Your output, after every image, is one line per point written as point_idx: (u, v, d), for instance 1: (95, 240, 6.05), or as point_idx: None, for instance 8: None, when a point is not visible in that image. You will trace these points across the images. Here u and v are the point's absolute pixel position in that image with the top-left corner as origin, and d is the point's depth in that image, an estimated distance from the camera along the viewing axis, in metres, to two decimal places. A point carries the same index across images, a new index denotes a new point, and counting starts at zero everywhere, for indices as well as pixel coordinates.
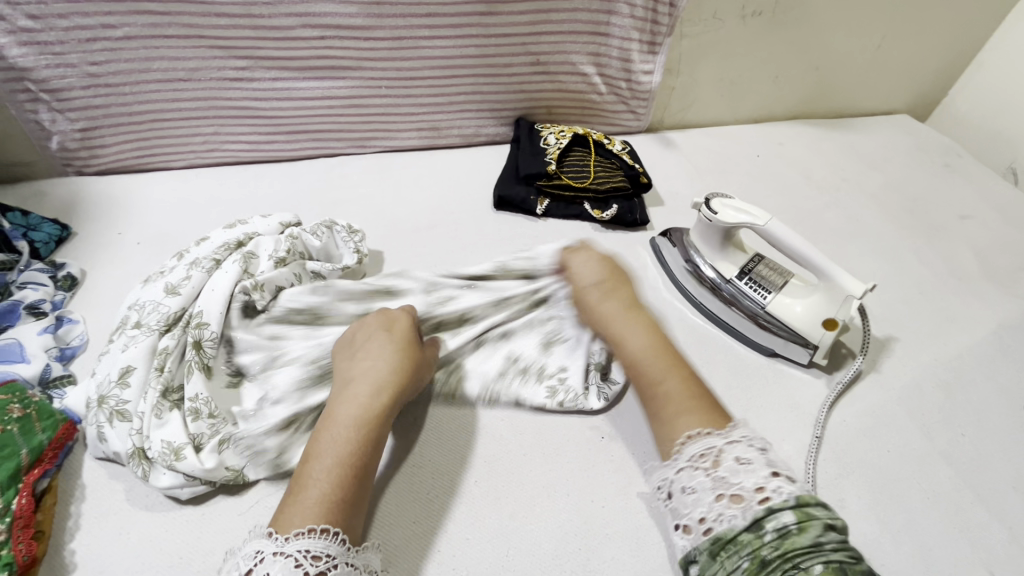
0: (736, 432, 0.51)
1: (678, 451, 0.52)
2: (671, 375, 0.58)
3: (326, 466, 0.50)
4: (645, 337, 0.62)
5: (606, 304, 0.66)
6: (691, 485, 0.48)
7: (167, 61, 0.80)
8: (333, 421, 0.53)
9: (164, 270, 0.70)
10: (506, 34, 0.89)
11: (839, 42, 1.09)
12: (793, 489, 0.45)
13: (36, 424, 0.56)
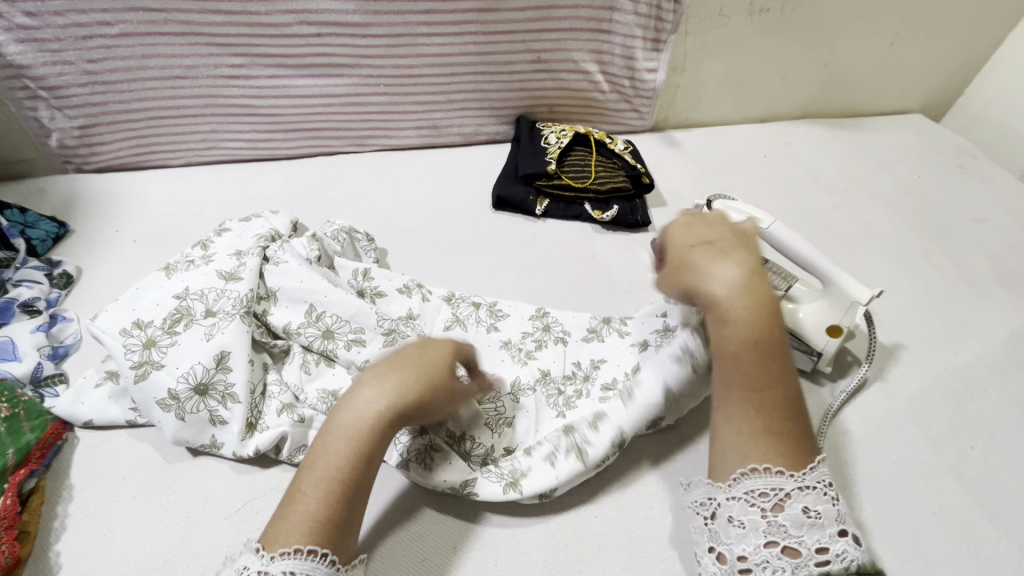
0: (811, 478, 0.45)
1: (735, 479, 0.46)
2: (768, 386, 0.48)
3: (326, 486, 0.44)
4: (759, 330, 0.48)
5: (725, 274, 0.50)
6: (741, 520, 0.45)
7: (164, 58, 0.80)
8: (332, 432, 0.46)
9: (192, 259, 0.66)
10: (506, 32, 0.87)
11: (850, 40, 1.06)
12: (858, 556, 0.43)
13: (24, 423, 0.56)
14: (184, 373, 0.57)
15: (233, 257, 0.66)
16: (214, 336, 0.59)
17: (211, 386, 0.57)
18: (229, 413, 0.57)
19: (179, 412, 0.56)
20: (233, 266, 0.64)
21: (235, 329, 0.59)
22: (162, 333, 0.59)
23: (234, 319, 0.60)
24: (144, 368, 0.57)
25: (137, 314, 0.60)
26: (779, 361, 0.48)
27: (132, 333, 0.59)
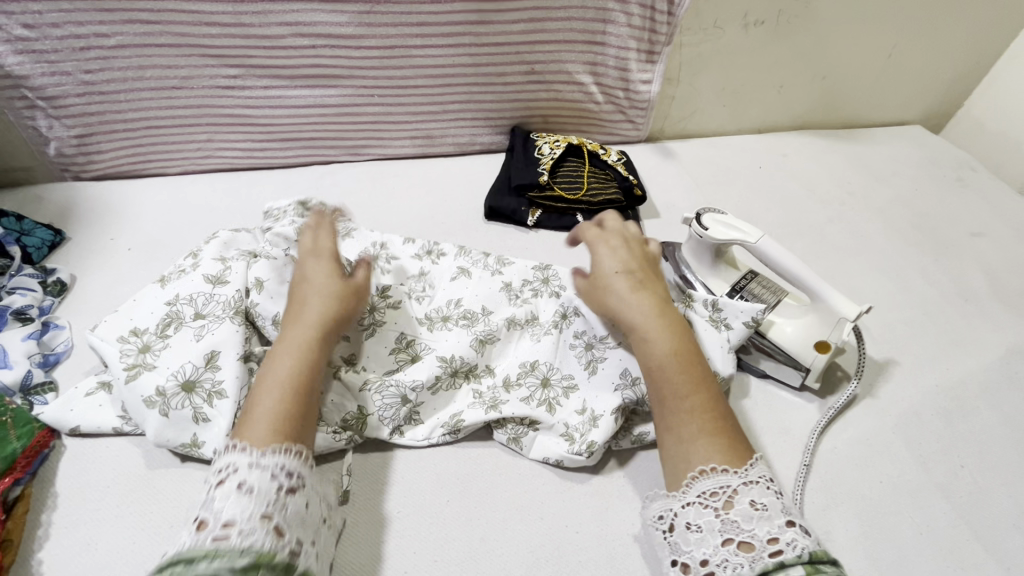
0: (753, 473, 0.47)
1: (688, 484, 0.48)
2: (692, 392, 0.53)
3: (279, 386, 0.51)
4: (673, 341, 0.56)
5: (633, 295, 0.59)
6: (697, 523, 0.46)
7: (159, 69, 0.81)
8: (276, 361, 0.53)
9: (183, 269, 0.67)
10: (500, 43, 0.88)
11: (847, 51, 1.05)
12: (807, 543, 0.43)
13: (11, 431, 0.57)
14: (174, 371, 0.58)
15: (219, 263, 0.67)
16: (204, 338, 0.60)
17: (199, 384, 0.58)
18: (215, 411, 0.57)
19: (165, 408, 0.57)
20: (218, 271, 0.66)
21: (223, 331, 0.60)
22: (156, 338, 0.60)
23: (224, 322, 0.61)
24: (136, 370, 0.58)
25: (131, 321, 0.62)
26: (700, 366, 0.55)
27: (128, 339, 0.60)
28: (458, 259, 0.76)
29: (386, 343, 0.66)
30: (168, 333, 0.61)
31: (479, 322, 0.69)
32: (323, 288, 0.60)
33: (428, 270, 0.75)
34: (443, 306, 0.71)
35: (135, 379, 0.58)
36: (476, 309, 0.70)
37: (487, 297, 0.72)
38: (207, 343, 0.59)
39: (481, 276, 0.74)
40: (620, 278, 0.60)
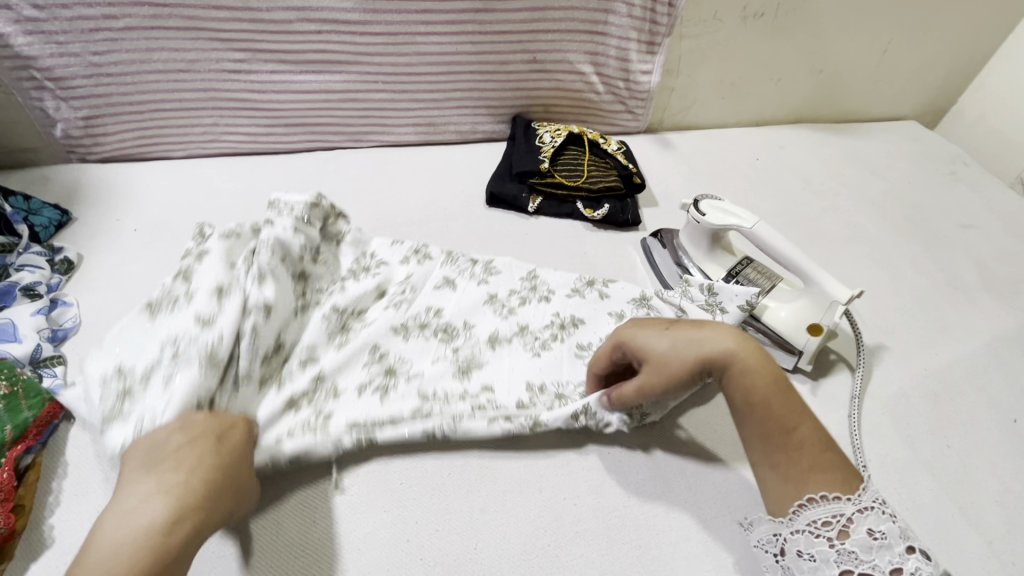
0: (865, 497, 0.47)
1: (793, 513, 0.48)
2: (798, 427, 0.50)
3: (108, 557, 0.40)
4: (767, 377, 0.51)
5: (718, 350, 0.51)
6: (809, 552, 0.46)
7: (166, 52, 0.82)
8: (120, 507, 0.44)
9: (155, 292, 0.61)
10: (503, 32, 0.89)
11: (844, 46, 1.07)
12: (933, 572, 0.42)
13: (22, 401, 0.58)
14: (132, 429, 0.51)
15: (212, 297, 0.59)
16: (169, 388, 0.53)
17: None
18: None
19: None
20: (211, 309, 0.58)
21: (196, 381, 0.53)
22: (137, 381, 0.54)
23: (195, 370, 0.53)
24: (111, 419, 0.53)
25: (114, 358, 0.56)
26: (791, 394, 0.52)
27: (109, 381, 0.55)
28: (444, 268, 0.75)
29: (360, 356, 0.65)
30: (143, 376, 0.55)
31: (457, 336, 0.68)
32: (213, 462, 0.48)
33: (413, 272, 0.74)
34: (420, 314, 0.70)
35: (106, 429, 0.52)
36: (455, 323, 0.70)
37: (468, 311, 0.71)
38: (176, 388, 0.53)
39: (467, 286, 0.74)
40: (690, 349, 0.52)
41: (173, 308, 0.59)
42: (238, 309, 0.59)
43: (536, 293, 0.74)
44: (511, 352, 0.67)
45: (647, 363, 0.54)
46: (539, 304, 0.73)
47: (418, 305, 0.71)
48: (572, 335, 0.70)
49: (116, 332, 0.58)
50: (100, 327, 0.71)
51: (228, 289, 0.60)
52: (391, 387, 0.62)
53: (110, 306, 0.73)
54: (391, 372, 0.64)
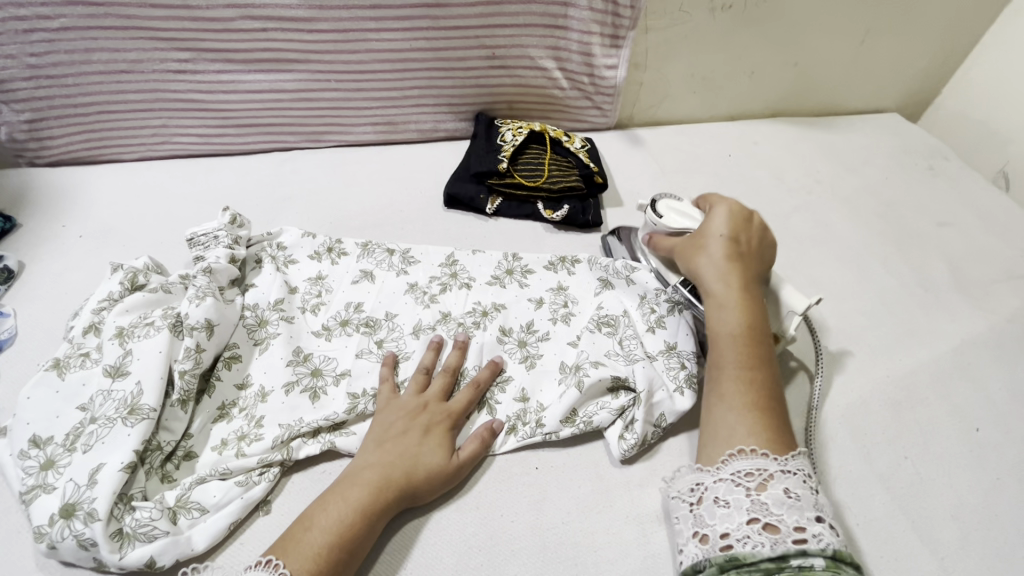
0: (792, 463, 0.51)
1: (722, 461, 0.52)
2: (755, 366, 0.58)
3: (322, 542, 0.49)
4: (744, 317, 0.61)
5: (726, 264, 0.64)
6: (726, 499, 0.49)
7: (107, 53, 0.79)
8: (337, 487, 0.54)
9: (75, 350, 0.61)
10: (458, 27, 0.86)
11: (819, 37, 1.03)
12: (833, 540, 0.45)
13: None
14: (60, 493, 0.52)
15: (117, 345, 0.59)
16: (94, 448, 0.53)
17: (79, 505, 0.50)
18: (98, 537, 0.49)
19: (52, 541, 0.50)
20: (119, 359, 0.59)
21: (116, 436, 0.53)
22: (61, 451, 0.55)
23: (116, 426, 0.54)
24: (36, 492, 0.53)
25: (30, 429, 0.56)
26: (762, 349, 0.60)
27: (29, 455, 0.55)
28: (360, 262, 0.79)
29: (283, 355, 0.67)
30: (63, 449, 0.55)
31: (380, 328, 0.72)
32: (417, 441, 0.58)
33: (326, 273, 0.77)
34: (340, 311, 0.73)
35: (32, 503, 0.52)
36: (377, 315, 0.73)
37: (388, 302, 0.74)
38: (97, 453, 0.53)
39: (385, 277, 0.78)
40: (729, 244, 0.66)
41: (85, 365, 0.60)
42: (155, 337, 0.59)
43: (455, 280, 0.78)
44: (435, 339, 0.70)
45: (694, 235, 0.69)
46: (452, 294, 0.76)
47: (335, 305, 0.74)
48: (494, 320, 0.73)
49: (27, 400, 0.58)
50: (35, 339, 0.69)
51: (131, 334, 0.60)
52: (320, 388, 0.65)
53: (47, 316, 0.71)
54: (317, 373, 0.66)
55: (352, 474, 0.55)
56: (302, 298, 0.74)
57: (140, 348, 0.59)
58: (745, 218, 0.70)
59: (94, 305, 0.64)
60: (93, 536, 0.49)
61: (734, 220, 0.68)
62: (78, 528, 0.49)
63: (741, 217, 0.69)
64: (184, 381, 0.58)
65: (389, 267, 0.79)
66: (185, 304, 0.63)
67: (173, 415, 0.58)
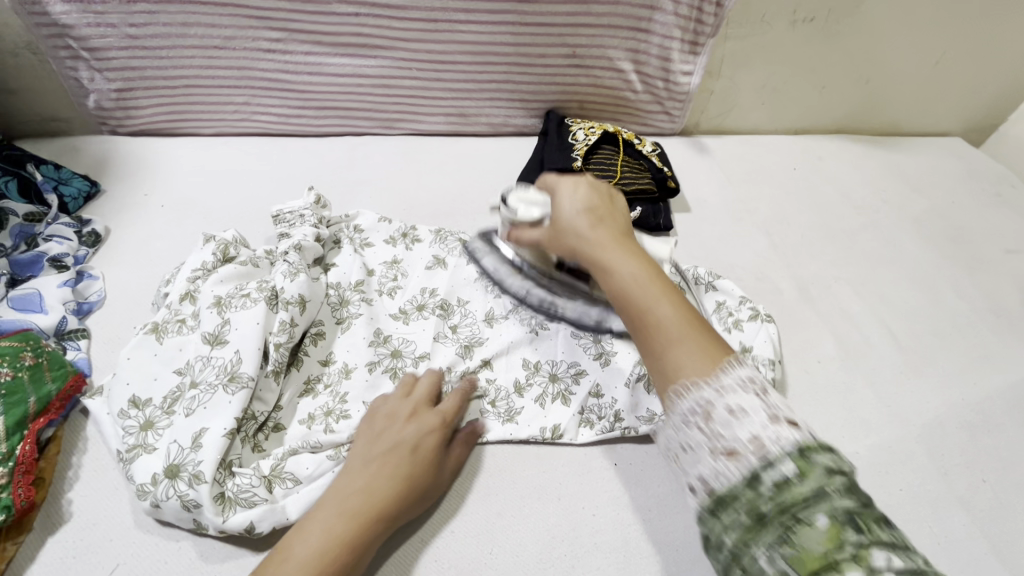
0: (729, 379, 0.42)
1: (671, 405, 0.44)
2: (662, 299, 0.49)
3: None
4: (635, 266, 0.52)
5: (592, 229, 0.57)
6: (688, 444, 0.42)
7: (203, 28, 0.81)
8: (314, 518, 0.49)
9: (175, 316, 0.62)
10: (544, 24, 0.87)
11: (894, 56, 1.03)
12: (790, 434, 0.38)
13: (46, 372, 0.57)
14: (163, 454, 0.53)
15: (215, 314, 0.61)
16: (196, 412, 0.54)
17: (183, 467, 0.52)
18: (202, 497, 0.50)
19: (156, 499, 0.51)
20: (217, 327, 0.60)
21: (217, 402, 0.55)
22: (160, 413, 0.56)
23: (217, 392, 0.55)
24: (136, 451, 0.54)
25: (130, 389, 0.58)
26: (672, 287, 0.51)
27: (128, 414, 0.57)
28: (433, 247, 0.80)
29: (363, 336, 0.68)
30: (164, 412, 0.56)
31: (453, 313, 0.73)
32: (408, 465, 0.53)
33: (401, 258, 0.78)
34: (416, 295, 0.74)
35: (132, 462, 0.54)
36: (451, 300, 0.74)
37: (463, 289, 0.75)
38: (200, 417, 0.54)
39: (457, 264, 0.78)
40: (585, 216, 0.59)
41: (183, 332, 0.61)
42: (252, 308, 0.60)
43: None
44: (509, 326, 0.71)
45: (552, 223, 0.62)
46: None
47: (411, 288, 0.75)
48: None
49: (128, 361, 0.59)
50: (123, 303, 0.70)
51: (228, 304, 0.61)
52: (400, 368, 0.66)
53: (134, 282, 0.73)
54: (396, 354, 0.67)
55: (334, 501, 0.50)
56: (380, 280, 0.75)
57: (238, 318, 0.60)
58: (606, 192, 0.63)
59: (189, 273, 0.66)
60: (196, 499, 0.50)
61: (590, 208, 0.60)
62: (183, 491, 0.51)
63: (590, 188, 0.62)
64: (278, 353, 0.59)
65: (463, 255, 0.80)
66: (279, 279, 0.64)
67: (267, 387, 0.59)
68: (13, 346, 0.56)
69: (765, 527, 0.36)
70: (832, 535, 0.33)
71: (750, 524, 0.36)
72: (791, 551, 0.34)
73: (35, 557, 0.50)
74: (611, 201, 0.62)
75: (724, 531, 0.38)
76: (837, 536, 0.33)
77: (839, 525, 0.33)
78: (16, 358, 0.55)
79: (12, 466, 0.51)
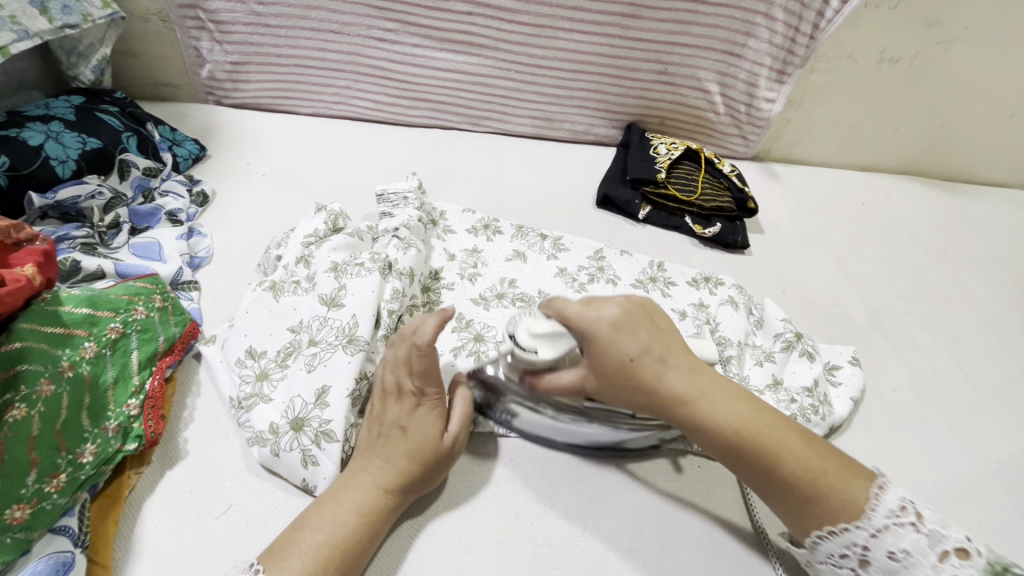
0: (881, 492, 0.43)
1: (815, 540, 0.45)
2: (798, 448, 0.46)
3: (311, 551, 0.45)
4: (734, 415, 0.47)
5: (641, 350, 0.49)
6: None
7: (325, 12, 0.86)
8: (332, 494, 0.50)
9: (295, 279, 0.65)
10: (642, 40, 0.90)
11: (971, 104, 1.05)
12: None
13: (170, 316, 0.59)
14: (285, 406, 0.56)
15: (332, 278, 0.63)
16: (317, 369, 0.57)
17: (307, 421, 0.54)
18: (322, 453, 0.53)
19: (276, 447, 0.54)
20: (333, 291, 0.62)
21: (337, 361, 0.57)
22: (274, 366, 0.59)
23: (336, 351, 0.58)
24: (252, 400, 0.57)
25: (247, 340, 0.61)
26: (766, 413, 0.48)
27: (245, 364, 0.59)
28: (515, 241, 0.82)
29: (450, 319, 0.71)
30: (280, 366, 0.59)
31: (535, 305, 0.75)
32: (404, 444, 0.52)
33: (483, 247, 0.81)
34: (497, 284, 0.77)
35: (249, 409, 0.56)
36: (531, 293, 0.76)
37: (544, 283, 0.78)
38: (321, 374, 0.56)
39: (537, 259, 0.81)
40: (650, 359, 0.49)
41: (297, 292, 0.64)
42: (366, 277, 0.63)
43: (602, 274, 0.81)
44: None
45: (596, 371, 0.51)
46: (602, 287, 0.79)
47: (490, 277, 0.78)
48: None
49: (246, 313, 0.62)
50: (229, 261, 0.73)
51: (343, 271, 0.64)
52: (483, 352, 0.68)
53: (238, 243, 0.76)
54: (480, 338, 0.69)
55: (348, 476, 0.51)
56: (462, 266, 0.78)
57: (353, 287, 0.63)
58: (640, 312, 0.52)
59: (302, 239, 0.69)
60: (315, 451, 0.53)
61: (626, 321, 0.50)
62: (305, 443, 0.54)
63: (621, 307, 0.51)
64: (390, 320, 0.61)
65: (544, 249, 0.83)
66: (393, 254, 0.67)
67: (381, 351, 0.60)
68: (145, 288, 0.59)
69: None
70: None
71: None
72: None
73: (154, 487, 0.52)
74: (654, 320, 0.52)
75: None
76: None
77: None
78: (148, 299, 0.58)
79: (143, 399, 0.53)
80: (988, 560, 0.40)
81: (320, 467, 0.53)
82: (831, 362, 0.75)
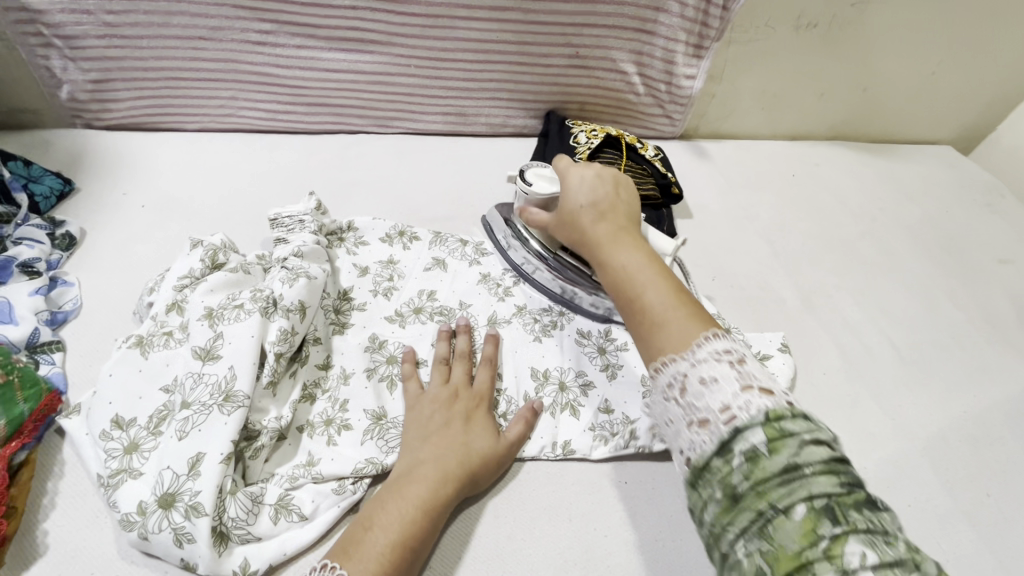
0: (711, 343, 0.41)
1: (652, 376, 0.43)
2: (672, 298, 0.46)
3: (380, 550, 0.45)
4: (640, 260, 0.51)
5: (592, 189, 0.59)
6: (669, 416, 0.41)
7: (188, 17, 0.76)
8: (401, 492, 0.49)
9: (166, 329, 0.58)
10: (547, 23, 0.84)
11: (893, 64, 1.03)
12: (763, 402, 0.36)
13: (18, 393, 0.53)
14: (154, 481, 0.49)
15: (206, 326, 0.57)
16: (190, 435, 0.51)
17: (179, 495, 0.48)
18: (196, 528, 0.47)
19: (144, 530, 0.48)
20: (208, 341, 0.56)
21: (213, 423, 0.51)
22: (145, 434, 0.53)
23: (211, 412, 0.51)
24: (120, 477, 0.50)
25: (113, 408, 0.54)
26: (667, 273, 0.50)
27: (111, 436, 0.52)
28: (433, 249, 0.77)
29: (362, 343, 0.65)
30: (155, 432, 0.52)
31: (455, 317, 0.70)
32: (463, 433, 0.55)
33: (398, 258, 0.75)
34: (413, 298, 0.71)
35: (116, 488, 0.50)
36: (450, 305, 0.71)
37: (464, 292, 0.73)
38: (195, 441, 0.50)
39: (459, 267, 0.75)
40: (593, 212, 0.57)
41: (169, 345, 0.57)
42: (246, 321, 0.57)
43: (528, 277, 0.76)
44: (513, 334, 0.69)
45: (560, 210, 0.61)
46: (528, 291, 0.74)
47: (408, 290, 0.72)
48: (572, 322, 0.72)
49: (109, 377, 0.55)
50: (101, 311, 0.65)
51: (220, 315, 0.58)
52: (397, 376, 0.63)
53: (113, 288, 0.68)
54: (392, 360, 0.64)
55: (408, 476, 0.51)
56: (377, 281, 0.72)
57: (231, 332, 0.56)
58: (610, 179, 0.61)
59: (174, 283, 0.62)
60: (190, 529, 0.47)
61: (595, 180, 0.60)
62: (177, 520, 0.48)
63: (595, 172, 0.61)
64: (277, 363, 0.56)
65: (462, 257, 0.77)
66: (278, 287, 0.61)
67: (264, 399, 0.56)
68: None
69: (739, 511, 0.34)
70: (808, 530, 0.31)
71: (723, 502, 0.35)
72: (769, 547, 0.32)
73: None
74: (620, 189, 0.60)
75: (703, 507, 0.36)
76: (812, 530, 0.31)
77: (815, 518, 0.31)
78: None
79: None
80: (792, 402, 0.37)
81: (195, 546, 0.47)
82: (762, 353, 0.72)
